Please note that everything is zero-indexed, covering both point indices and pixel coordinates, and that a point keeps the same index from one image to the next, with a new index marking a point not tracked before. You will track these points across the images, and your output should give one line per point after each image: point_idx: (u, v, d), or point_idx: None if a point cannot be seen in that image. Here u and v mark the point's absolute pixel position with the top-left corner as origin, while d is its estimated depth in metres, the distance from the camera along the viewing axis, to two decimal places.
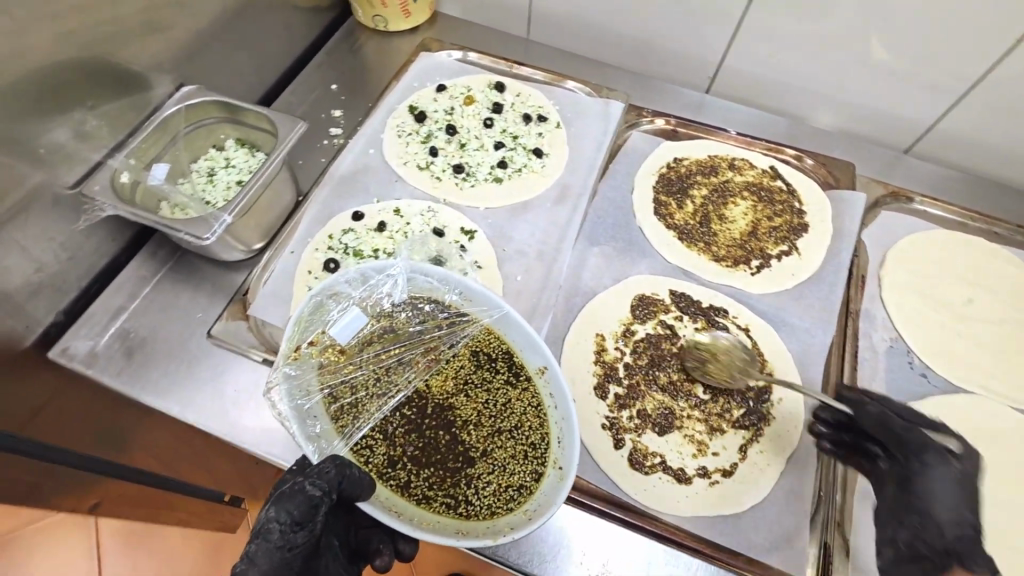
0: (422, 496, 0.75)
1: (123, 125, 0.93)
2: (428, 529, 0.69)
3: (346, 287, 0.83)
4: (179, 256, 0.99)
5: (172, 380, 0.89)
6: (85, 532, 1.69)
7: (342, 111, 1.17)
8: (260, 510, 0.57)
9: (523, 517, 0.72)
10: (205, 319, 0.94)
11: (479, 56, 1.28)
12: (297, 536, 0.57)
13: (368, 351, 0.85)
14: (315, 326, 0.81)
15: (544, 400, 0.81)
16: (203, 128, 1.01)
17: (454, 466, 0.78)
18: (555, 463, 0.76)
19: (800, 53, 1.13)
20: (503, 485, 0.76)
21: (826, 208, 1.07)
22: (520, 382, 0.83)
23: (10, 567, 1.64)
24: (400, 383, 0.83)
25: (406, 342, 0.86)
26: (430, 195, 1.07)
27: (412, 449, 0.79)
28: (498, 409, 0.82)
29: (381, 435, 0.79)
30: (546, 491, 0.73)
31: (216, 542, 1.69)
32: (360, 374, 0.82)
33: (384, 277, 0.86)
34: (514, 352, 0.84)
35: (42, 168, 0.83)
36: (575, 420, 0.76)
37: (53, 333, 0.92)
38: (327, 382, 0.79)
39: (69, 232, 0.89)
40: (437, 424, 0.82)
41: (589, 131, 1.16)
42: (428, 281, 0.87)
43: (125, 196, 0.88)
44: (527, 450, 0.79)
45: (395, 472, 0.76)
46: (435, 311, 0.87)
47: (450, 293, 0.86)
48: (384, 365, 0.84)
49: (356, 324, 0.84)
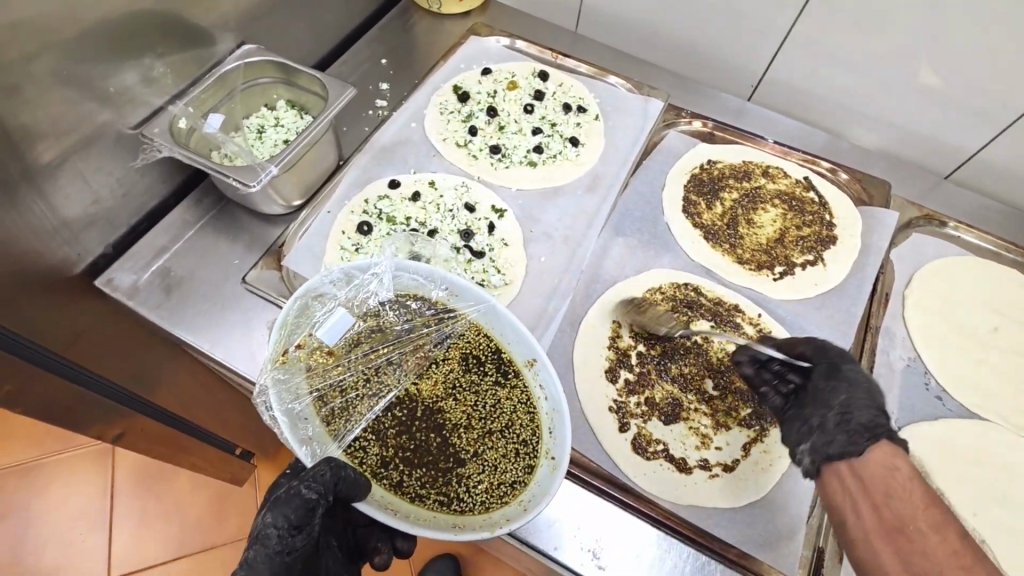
0: (415, 493, 0.74)
1: (186, 75, 0.98)
2: (424, 525, 0.69)
3: (330, 288, 0.81)
4: (223, 205, 1.04)
5: (205, 319, 0.93)
6: (101, 468, 1.76)
7: (389, 85, 1.21)
8: (258, 517, 0.60)
9: (518, 509, 0.72)
10: (241, 266, 0.98)
11: (526, 45, 1.31)
12: (295, 540, 0.61)
13: (355, 352, 0.82)
14: (301, 329, 0.79)
15: (535, 398, 0.81)
16: (259, 87, 1.06)
17: (445, 467, 0.77)
18: (547, 455, 0.76)
19: (845, 67, 1.13)
20: (496, 482, 0.76)
21: (857, 223, 1.07)
22: (508, 380, 0.83)
23: (29, 493, 1.71)
24: (389, 382, 0.82)
25: (395, 341, 0.84)
26: (465, 172, 1.10)
27: (404, 451, 0.78)
28: (489, 411, 0.82)
29: (373, 435, 0.78)
30: (539, 482, 0.74)
31: (222, 494, 1.75)
32: (348, 376, 0.80)
33: (370, 276, 0.83)
34: (503, 350, 0.85)
35: (110, 107, 0.88)
36: (566, 412, 0.77)
37: (101, 264, 0.98)
38: (316, 385, 0.77)
39: (126, 169, 0.95)
40: (428, 426, 0.81)
41: (626, 126, 1.17)
42: (414, 278, 0.85)
43: (181, 141, 0.93)
44: (519, 446, 0.78)
45: (387, 472, 0.75)
46: (422, 309, 0.87)
47: (437, 289, 0.85)
48: (373, 364, 0.82)
49: (343, 324, 0.82)
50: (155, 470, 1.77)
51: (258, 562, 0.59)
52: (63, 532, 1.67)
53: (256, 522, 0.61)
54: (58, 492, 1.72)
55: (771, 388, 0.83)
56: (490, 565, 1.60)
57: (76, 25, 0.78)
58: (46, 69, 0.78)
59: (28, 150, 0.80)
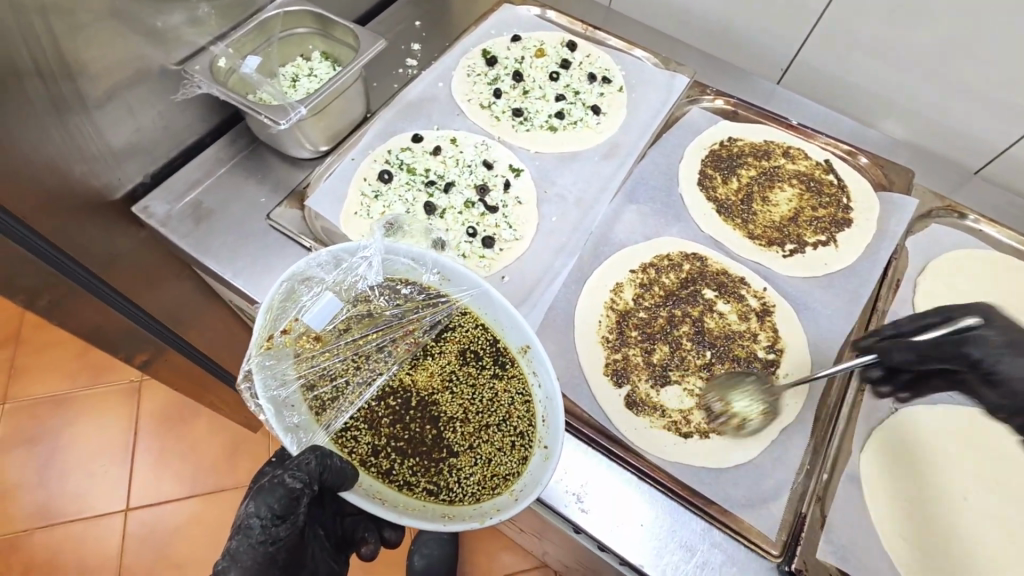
0: (404, 482, 0.78)
1: (229, 19, 1.03)
2: (413, 514, 0.72)
3: (318, 271, 0.83)
4: (254, 146, 1.09)
5: (230, 250, 0.99)
6: (127, 405, 1.86)
7: (421, 45, 1.24)
8: (243, 506, 0.64)
9: (510, 498, 0.75)
10: (267, 204, 1.04)
11: (557, 16, 1.33)
12: (278, 530, 0.65)
13: (345, 338, 0.86)
14: (287, 314, 0.81)
15: (530, 384, 0.84)
16: (296, 37, 1.11)
17: (435, 457, 0.81)
18: (540, 443, 0.80)
19: (878, 52, 1.12)
20: (488, 474, 0.79)
21: (874, 207, 1.06)
22: (504, 370, 0.86)
23: (59, 422, 1.82)
24: (381, 366, 0.86)
25: (385, 326, 0.88)
26: (486, 132, 1.13)
27: (396, 440, 0.81)
28: (484, 404, 0.85)
29: (365, 424, 0.82)
30: (531, 471, 0.77)
31: (235, 442, 1.83)
32: (337, 361, 0.84)
33: (358, 259, 0.86)
34: (497, 338, 0.87)
35: (157, 42, 0.94)
36: (559, 400, 0.80)
37: (140, 192, 1.04)
38: (303, 372, 0.81)
39: (168, 104, 1.00)
40: (420, 418, 0.84)
41: (649, 98, 1.18)
42: (405, 261, 0.88)
43: (219, 79, 0.99)
44: (514, 439, 0.81)
45: (377, 460, 0.79)
46: (413, 293, 0.89)
47: (428, 273, 0.88)
48: (362, 351, 0.86)
49: (331, 309, 0.85)
50: (176, 412, 1.86)
51: (243, 550, 0.64)
52: (87, 461, 1.77)
53: (240, 512, 0.65)
54: (84, 425, 1.82)
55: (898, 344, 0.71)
56: (487, 530, 1.64)
57: None
58: (102, 0, 0.84)
59: (81, 77, 0.86)
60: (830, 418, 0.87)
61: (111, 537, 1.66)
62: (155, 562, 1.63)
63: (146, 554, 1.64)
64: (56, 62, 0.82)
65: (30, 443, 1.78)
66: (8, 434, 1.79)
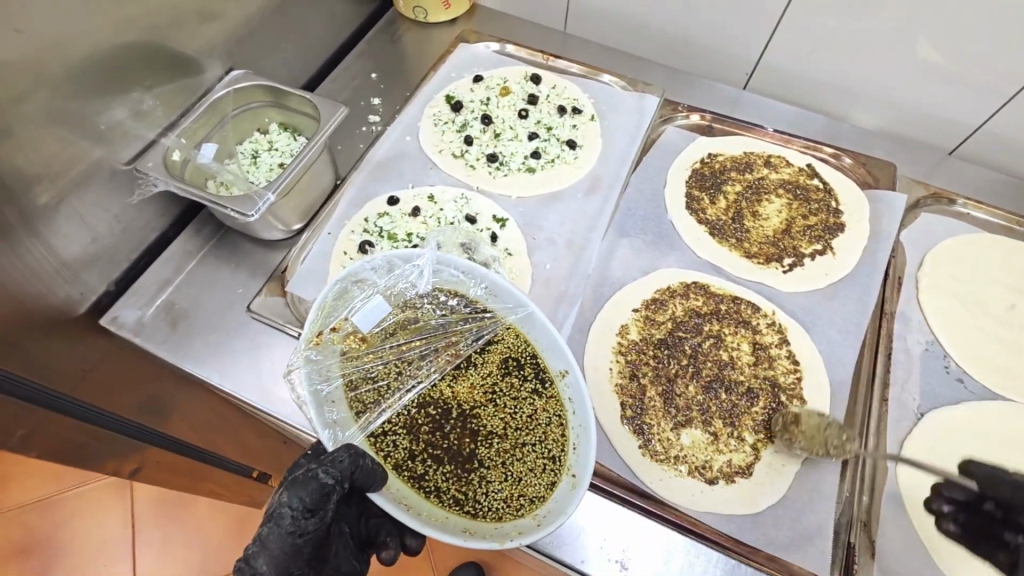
0: (433, 489, 0.75)
1: (176, 106, 0.97)
2: (436, 525, 0.70)
3: (371, 273, 0.83)
4: (223, 233, 1.04)
5: (213, 351, 0.93)
6: (119, 499, 1.76)
7: (381, 100, 1.20)
8: (274, 495, 0.57)
9: (533, 522, 0.72)
10: (245, 294, 0.98)
11: (515, 48, 1.30)
12: (307, 523, 0.58)
13: (390, 341, 0.85)
14: (338, 312, 0.82)
15: (566, 406, 0.80)
16: (250, 112, 1.05)
17: (471, 467, 0.78)
18: (569, 471, 0.75)
19: (842, 50, 1.10)
20: (517, 492, 0.76)
21: (864, 208, 1.05)
22: (542, 390, 0.83)
23: (47, 529, 1.71)
24: (421, 374, 0.84)
25: (429, 335, 0.86)
26: (463, 182, 1.09)
27: (435, 449, 0.79)
28: (525, 420, 0.81)
29: (404, 429, 0.80)
30: (558, 498, 0.73)
31: (241, 519, 1.74)
32: (380, 363, 0.83)
33: (410, 266, 0.87)
34: (539, 355, 0.84)
35: (102, 143, 0.87)
36: (593, 429, 0.76)
37: (106, 301, 0.97)
38: (346, 370, 0.80)
39: (123, 205, 0.94)
40: (461, 430, 0.81)
41: (622, 125, 1.16)
42: (454, 274, 0.87)
43: (175, 173, 0.93)
44: (546, 462, 0.77)
45: (412, 464, 0.77)
46: (460, 305, 0.88)
47: (475, 286, 0.86)
48: (405, 356, 0.84)
49: (379, 312, 0.85)
50: (173, 498, 1.77)
51: (273, 538, 0.58)
52: (85, 564, 1.67)
53: (272, 499, 0.59)
54: (79, 527, 1.72)
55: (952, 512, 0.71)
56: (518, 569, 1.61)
57: (63, 65, 0.77)
58: (36, 112, 0.77)
59: (25, 196, 0.79)
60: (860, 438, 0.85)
61: None
62: None
63: None
64: None
65: (23, 557, 1.67)
66: None
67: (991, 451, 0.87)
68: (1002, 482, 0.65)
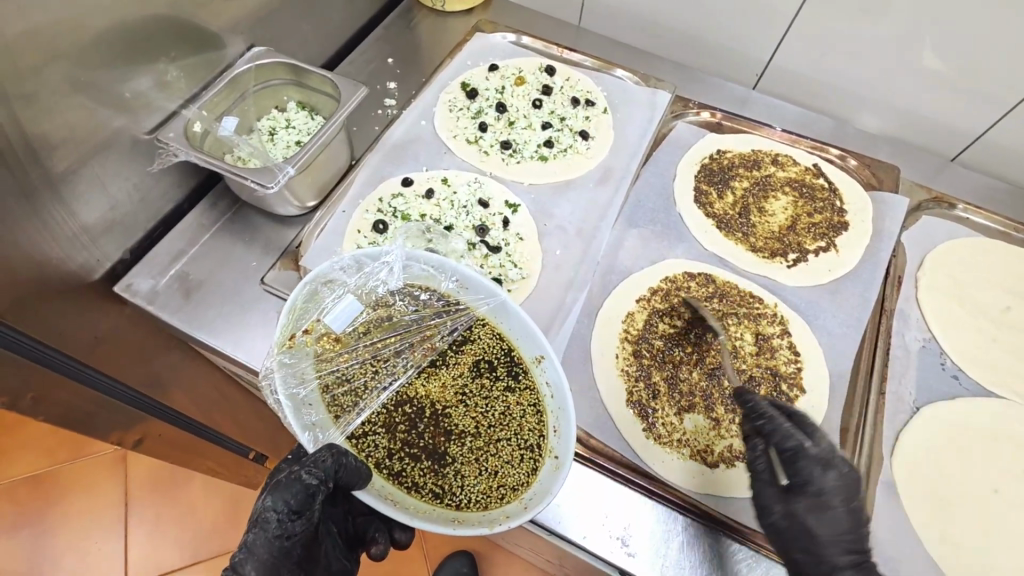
0: (412, 484, 0.77)
1: (198, 79, 0.98)
2: (422, 517, 0.71)
3: (341, 274, 0.83)
4: (238, 208, 1.05)
5: (227, 322, 0.94)
6: (111, 475, 1.76)
7: (397, 84, 1.21)
8: (259, 500, 0.62)
9: (519, 507, 0.74)
10: (259, 268, 0.99)
11: (531, 40, 1.32)
12: (294, 525, 0.63)
13: (364, 340, 0.85)
14: (309, 314, 0.81)
15: (543, 394, 0.82)
16: (270, 89, 1.06)
17: (446, 462, 0.80)
18: (550, 453, 0.78)
19: (851, 55, 1.13)
20: (495, 483, 0.78)
21: (868, 208, 1.08)
22: (519, 381, 0.84)
23: (38, 503, 1.71)
24: (396, 371, 0.85)
25: (403, 331, 0.87)
26: (476, 168, 1.11)
27: (410, 445, 0.80)
28: (499, 417, 0.83)
29: (382, 428, 0.81)
30: (542, 481, 0.75)
31: (234, 498, 1.75)
32: (354, 363, 0.83)
33: (380, 264, 0.86)
34: (512, 347, 0.86)
35: (125, 112, 0.88)
36: (572, 411, 0.77)
37: (120, 269, 0.98)
38: (321, 372, 0.80)
39: (142, 174, 0.95)
40: (435, 427, 0.82)
41: (634, 119, 1.18)
42: (424, 269, 0.88)
43: (195, 143, 0.94)
44: (524, 451, 0.80)
45: (391, 462, 0.78)
46: (431, 299, 0.88)
47: (446, 280, 0.87)
48: (379, 354, 0.85)
49: (351, 312, 0.84)
50: (166, 476, 1.77)
51: (259, 544, 0.62)
52: (75, 539, 1.67)
53: (257, 506, 0.63)
54: (70, 503, 1.72)
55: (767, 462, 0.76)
56: (510, 559, 1.63)
57: (90, 32, 0.78)
58: (61, 73, 0.78)
59: (48, 160, 0.80)
60: (858, 428, 0.87)
61: None
62: None
63: None
64: (20, 145, 0.76)
65: (13, 531, 1.67)
66: None
67: (985, 445, 0.89)
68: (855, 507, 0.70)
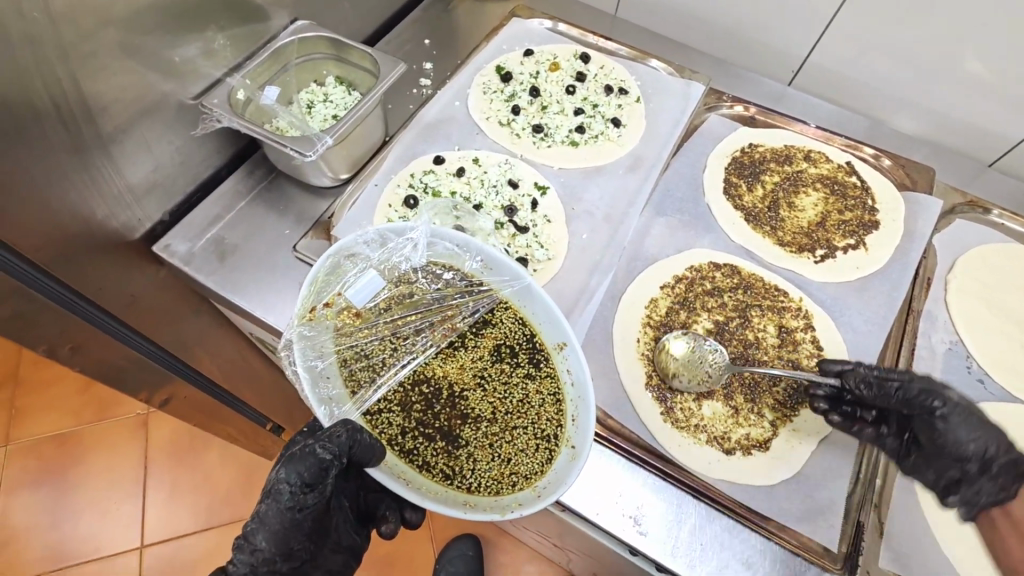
0: (425, 463, 0.78)
1: (242, 49, 1.01)
2: (433, 499, 0.72)
3: (364, 248, 0.84)
4: (273, 177, 1.07)
5: (259, 286, 0.97)
6: (134, 438, 1.82)
7: (433, 65, 1.23)
8: (272, 471, 0.63)
9: (532, 495, 0.74)
10: (292, 236, 1.02)
11: (567, 28, 1.32)
12: (306, 498, 0.64)
13: (384, 316, 0.86)
14: (331, 287, 0.83)
15: (563, 383, 0.82)
16: (311, 62, 1.09)
17: (460, 445, 0.80)
18: (567, 443, 0.78)
19: (892, 54, 1.11)
20: (508, 470, 0.78)
21: (900, 208, 1.07)
22: (540, 369, 0.84)
23: (64, 460, 1.77)
24: (416, 349, 0.85)
25: (424, 310, 0.87)
26: (508, 149, 1.13)
27: (425, 425, 0.81)
28: (517, 404, 0.83)
29: (397, 406, 0.81)
30: (557, 470, 0.75)
31: (250, 467, 1.80)
32: (373, 340, 0.84)
33: (404, 240, 0.87)
34: (535, 332, 0.86)
35: (172, 77, 0.91)
36: (592, 401, 0.78)
37: (159, 230, 1.01)
38: (341, 346, 0.81)
39: (185, 139, 0.97)
40: (450, 410, 0.82)
41: (667, 110, 1.18)
42: (449, 248, 0.88)
43: (238, 111, 0.97)
44: (540, 439, 0.80)
45: (404, 440, 0.79)
46: (455, 279, 0.89)
47: (471, 260, 0.88)
48: (400, 332, 0.85)
49: (373, 287, 0.85)
50: (186, 442, 1.82)
51: (271, 513, 0.64)
52: (97, 497, 1.72)
53: (271, 477, 0.64)
54: (93, 462, 1.77)
55: (861, 424, 0.82)
56: (515, 544, 1.65)
57: None
58: (117, 36, 0.80)
59: (100, 118, 0.83)
60: None
61: None
62: None
63: None
64: (75, 104, 0.79)
65: (38, 485, 1.73)
66: (13, 477, 1.74)
67: None
68: (957, 413, 0.74)
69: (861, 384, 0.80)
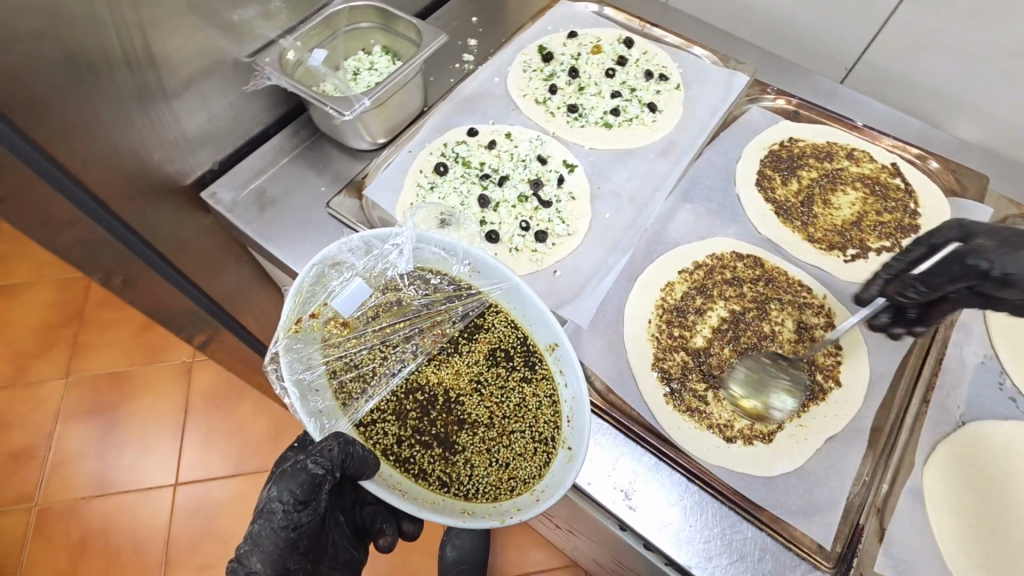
0: (422, 471, 0.80)
1: (297, 13, 1.06)
2: (432, 509, 0.73)
3: (348, 257, 0.85)
4: (316, 137, 1.13)
5: (293, 237, 1.03)
6: (177, 383, 1.95)
7: (477, 41, 1.25)
8: (267, 489, 0.66)
9: (530, 499, 0.76)
10: (327, 193, 1.07)
11: (614, 12, 1.32)
12: (300, 516, 0.67)
13: (373, 325, 0.88)
14: (316, 299, 0.84)
15: (557, 386, 0.84)
16: (359, 31, 1.14)
17: (455, 451, 0.82)
18: (564, 445, 0.80)
19: (954, 53, 1.06)
20: (505, 476, 0.79)
21: (944, 213, 1.02)
22: (533, 374, 0.86)
23: (114, 396, 1.92)
24: (406, 357, 0.87)
25: (414, 316, 0.89)
26: (541, 127, 1.14)
27: (420, 431, 0.83)
28: (512, 411, 0.85)
29: (392, 415, 0.83)
30: (554, 473, 0.77)
31: (278, 421, 1.89)
32: (362, 349, 0.86)
33: (389, 247, 0.88)
34: (527, 335, 0.87)
35: (230, 33, 0.97)
36: (586, 403, 0.79)
37: (208, 179, 1.09)
38: (329, 357, 0.83)
39: (238, 94, 1.04)
40: (445, 416, 0.85)
41: (706, 98, 1.16)
42: (435, 252, 0.90)
43: (286, 70, 1.03)
44: (536, 443, 0.81)
45: (399, 449, 0.81)
46: (443, 283, 0.91)
47: (458, 264, 0.89)
48: (388, 340, 0.88)
49: (360, 294, 0.88)
50: (223, 392, 1.94)
51: (266, 533, 0.67)
52: (139, 434, 1.86)
53: (265, 496, 0.68)
54: (138, 402, 1.91)
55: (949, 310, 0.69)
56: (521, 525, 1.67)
57: None
58: None
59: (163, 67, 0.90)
60: (892, 430, 0.84)
61: (159, 510, 1.73)
62: (201, 533, 1.70)
63: (192, 526, 1.71)
64: (143, 52, 0.86)
65: (90, 416, 1.88)
66: (69, 408, 1.89)
67: None
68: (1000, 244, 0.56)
69: (905, 288, 0.69)
